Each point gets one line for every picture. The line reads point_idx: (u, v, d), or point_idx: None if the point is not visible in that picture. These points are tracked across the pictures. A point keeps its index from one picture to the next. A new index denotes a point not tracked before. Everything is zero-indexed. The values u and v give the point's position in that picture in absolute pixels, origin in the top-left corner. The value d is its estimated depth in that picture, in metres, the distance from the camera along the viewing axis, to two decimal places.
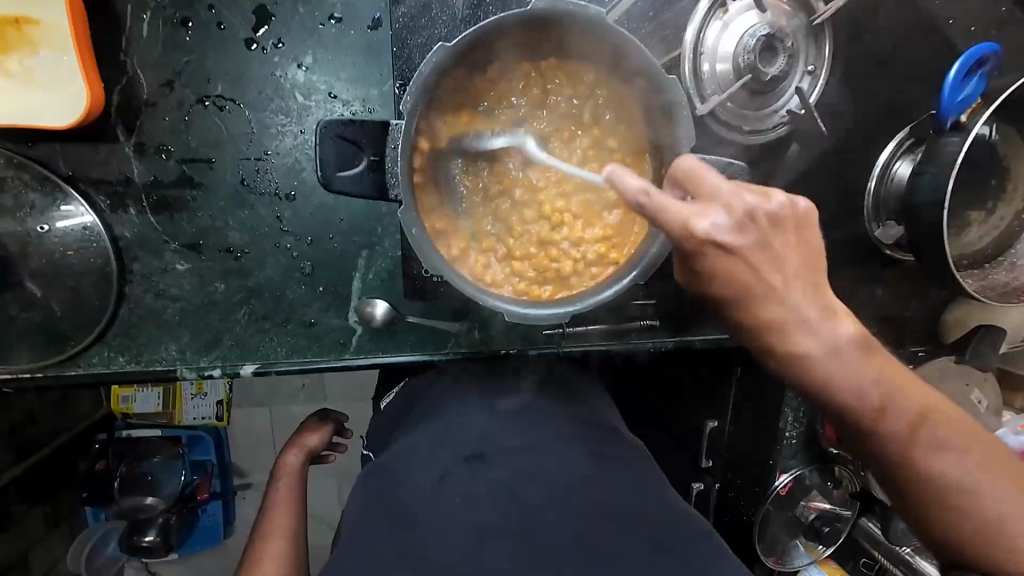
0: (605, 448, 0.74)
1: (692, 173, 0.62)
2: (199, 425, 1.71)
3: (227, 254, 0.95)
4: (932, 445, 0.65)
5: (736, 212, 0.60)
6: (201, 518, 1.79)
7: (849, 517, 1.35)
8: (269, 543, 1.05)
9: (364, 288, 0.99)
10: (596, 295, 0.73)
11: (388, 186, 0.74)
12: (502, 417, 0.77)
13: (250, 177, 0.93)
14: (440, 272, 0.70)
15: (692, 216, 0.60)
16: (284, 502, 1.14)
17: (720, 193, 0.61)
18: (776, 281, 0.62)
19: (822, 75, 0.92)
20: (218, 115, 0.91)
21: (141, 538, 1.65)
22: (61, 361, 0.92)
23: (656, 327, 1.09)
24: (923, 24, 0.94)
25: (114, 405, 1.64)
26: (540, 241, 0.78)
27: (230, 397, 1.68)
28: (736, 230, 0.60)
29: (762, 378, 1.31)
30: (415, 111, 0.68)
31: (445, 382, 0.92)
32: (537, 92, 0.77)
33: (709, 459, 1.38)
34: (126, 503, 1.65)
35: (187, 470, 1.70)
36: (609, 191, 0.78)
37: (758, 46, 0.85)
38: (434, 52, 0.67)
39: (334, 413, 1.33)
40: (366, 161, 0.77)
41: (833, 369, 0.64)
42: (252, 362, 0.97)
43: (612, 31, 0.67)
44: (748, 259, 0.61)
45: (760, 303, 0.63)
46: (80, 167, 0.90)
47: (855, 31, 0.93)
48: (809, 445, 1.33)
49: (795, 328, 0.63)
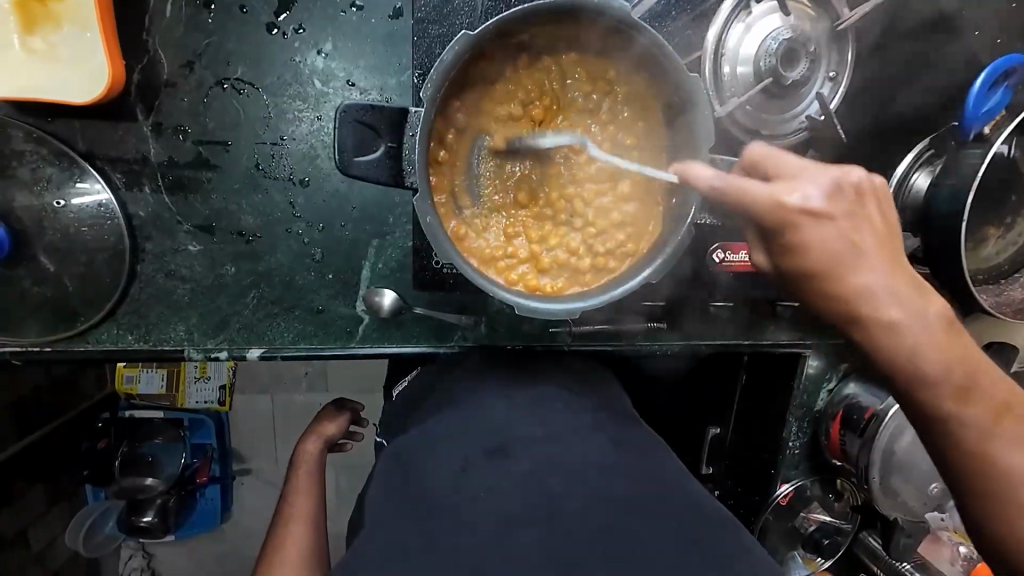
0: (625, 442, 0.76)
1: (760, 160, 0.66)
2: (202, 409, 1.72)
3: (238, 237, 0.95)
4: (1007, 430, 0.66)
5: (825, 186, 0.63)
6: (200, 501, 1.81)
7: (848, 530, 1.34)
8: (291, 530, 1.09)
9: (373, 277, 0.99)
10: (614, 289, 0.74)
11: (404, 175, 0.74)
12: (521, 408, 0.81)
13: (265, 162, 0.93)
14: (451, 261, 0.69)
15: (781, 192, 0.62)
16: (305, 490, 1.18)
17: (801, 171, 0.65)
18: (872, 251, 0.63)
19: (843, 82, 0.90)
20: (236, 98, 0.91)
21: (139, 518, 1.68)
22: (70, 336, 0.93)
23: (663, 328, 1.09)
24: (948, 33, 0.93)
25: (118, 385, 1.64)
26: (540, 231, 0.78)
27: (232, 383, 1.69)
28: (824, 202, 0.62)
29: (767, 387, 1.31)
30: (435, 99, 0.67)
31: (451, 375, 0.92)
32: (555, 86, 0.76)
33: (710, 466, 1.42)
34: (126, 483, 1.65)
35: (187, 453, 1.72)
36: (623, 184, 0.78)
37: (780, 49, 0.84)
38: (457, 40, 0.66)
39: (351, 401, 1.33)
40: (383, 147, 0.77)
41: (919, 340, 0.64)
42: (258, 346, 0.97)
43: (636, 25, 0.67)
44: (840, 227, 0.62)
45: (853, 272, 0.63)
46: (99, 144, 0.90)
47: (878, 38, 0.93)
48: (812, 454, 1.32)
49: (885, 301, 0.63)
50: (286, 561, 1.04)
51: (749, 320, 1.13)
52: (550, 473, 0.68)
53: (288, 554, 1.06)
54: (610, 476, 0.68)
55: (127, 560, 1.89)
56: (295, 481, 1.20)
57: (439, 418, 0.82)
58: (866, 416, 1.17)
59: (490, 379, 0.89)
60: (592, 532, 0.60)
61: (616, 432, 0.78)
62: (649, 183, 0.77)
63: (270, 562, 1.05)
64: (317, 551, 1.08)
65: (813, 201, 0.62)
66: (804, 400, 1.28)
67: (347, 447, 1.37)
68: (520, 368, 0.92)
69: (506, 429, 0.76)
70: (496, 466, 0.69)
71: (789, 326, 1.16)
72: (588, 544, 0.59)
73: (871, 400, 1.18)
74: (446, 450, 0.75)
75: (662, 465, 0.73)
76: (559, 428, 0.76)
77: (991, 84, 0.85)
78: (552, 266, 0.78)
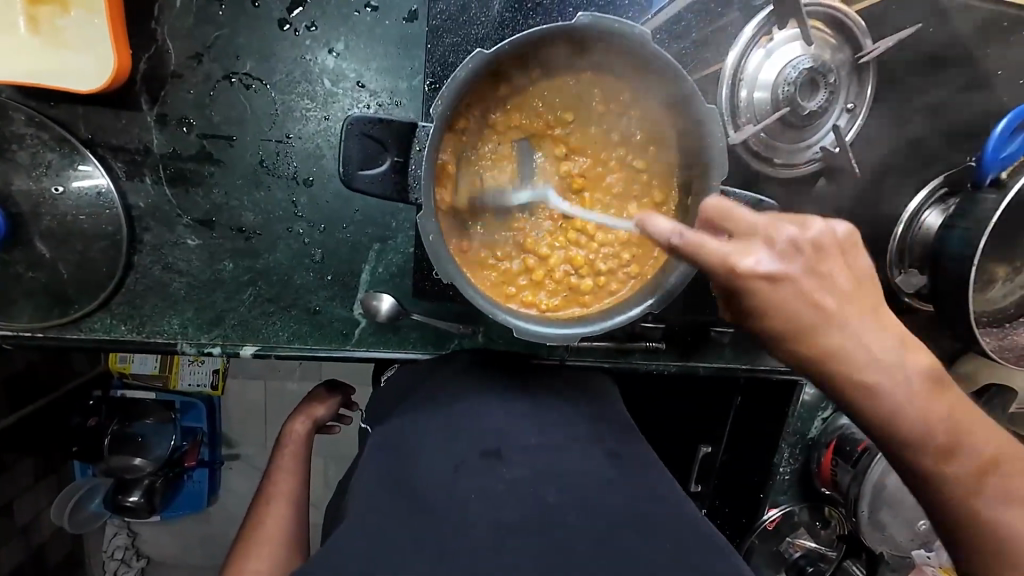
0: (617, 457, 0.76)
1: (722, 210, 0.62)
2: (194, 392, 1.73)
3: (238, 233, 0.94)
4: (1016, 497, 0.59)
5: (779, 245, 0.58)
6: (188, 483, 1.81)
7: (834, 557, 1.34)
8: (270, 505, 1.09)
9: (372, 280, 0.98)
10: (622, 314, 0.72)
11: (410, 188, 0.72)
12: (513, 419, 0.80)
13: (270, 159, 0.92)
14: (452, 280, 0.67)
15: (735, 254, 0.58)
16: (288, 467, 1.18)
17: (757, 226, 0.59)
18: (837, 308, 0.58)
19: (861, 114, 0.89)
20: (243, 93, 0.89)
21: (126, 498, 1.67)
22: (63, 324, 0.92)
23: (661, 349, 1.08)
24: (969, 70, 0.92)
25: (111, 364, 1.66)
26: (538, 243, 0.76)
27: (225, 367, 1.71)
28: (783, 266, 0.58)
29: (755, 409, 1.32)
30: (446, 114, 0.65)
31: (437, 379, 0.90)
32: (568, 106, 0.74)
33: (699, 484, 1.40)
34: (115, 462, 1.65)
35: (178, 436, 1.72)
36: (631, 205, 0.76)
37: (799, 78, 0.83)
38: (472, 57, 0.65)
39: (342, 385, 1.35)
40: (390, 161, 0.75)
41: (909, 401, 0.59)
42: (252, 344, 0.97)
43: (655, 53, 0.66)
44: (803, 290, 0.58)
45: (822, 334, 0.58)
46: (101, 132, 0.88)
47: (901, 68, 0.91)
48: (801, 482, 1.33)
49: (861, 365, 0.58)
50: (268, 537, 1.03)
51: (749, 342, 1.12)
52: (544, 484, 0.68)
53: (268, 529, 1.05)
54: (604, 493, 0.67)
55: (111, 539, 1.88)
56: (279, 461, 1.20)
57: (433, 421, 0.81)
58: (859, 448, 1.17)
59: (486, 386, 0.88)
60: (589, 544, 0.61)
61: (611, 449, 0.77)
62: (658, 209, 0.76)
63: (251, 536, 1.04)
64: (296, 529, 1.07)
65: (765, 264, 0.57)
66: (797, 427, 1.29)
67: (332, 428, 1.39)
68: (515, 378, 0.91)
69: (500, 438, 0.75)
70: (491, 475, 0.69)
71: None
72: (582, 563, 0.59)
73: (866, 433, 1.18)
74: (438, 452, 0.74)
75: (654, 486, 0.72)
76: (552, 442, 0.76)
77: (1012, 129, 0.84)
78: (543, 281, 0.76)
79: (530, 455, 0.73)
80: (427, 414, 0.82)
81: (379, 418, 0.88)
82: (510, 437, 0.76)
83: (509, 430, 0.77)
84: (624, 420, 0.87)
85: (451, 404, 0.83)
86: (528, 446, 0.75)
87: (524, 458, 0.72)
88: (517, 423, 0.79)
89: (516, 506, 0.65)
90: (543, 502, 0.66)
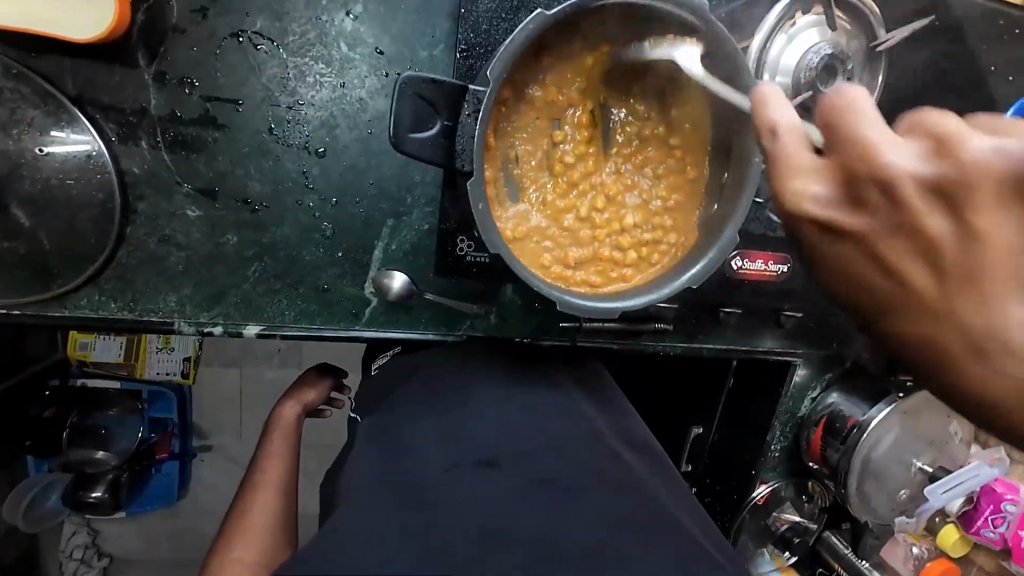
0: (617, 454, 0.76)
1: (835, 113, 0.54)
2: (163, 381, 1.65)
3: (243, 205, 0.88)
4: None
5: (849, 185, 0.53)
6: (155, 476, 1.73)
7: (814, 529, 1.41)
8: (259, 494, 1.10)
9: (385, 258, 0.95)
10: (657, 290, 0.73)
11: (461, 154, 0.60)
12: (527, 410, 0.79)
13: (280, 126, 0.86)
14: (498, 252, 0.64)
15: (795, 181, 0.56)
16: (277, 456, 1.15)
17: (856, 153, 0.52)
18: (938, 270, 0.51)
19: (871, 102, 0.92)
20: (253, 53, 0.83)
21: (87, 494, 1.58)
22: (45, 300, 0.85)
23: (667, 330, 1.10)
24: (969, 64, 0.95)
25: (70, 350, 1.55)
26: (557, 200, 0.75)
27: (198, 355, 1.64)
28: (842, 206, 0.54)
29: (748, 389, 1.39)
30: (499, 79, 0.62)
31: (451, 369, 0.88)
32: (606, 79, 0.73)
33: (691, 463, 1.49)
34: (75, 456, 1.57)
35: (145, 428, 1.65)
36: (661, 182, 0.77)
37: (820, 64, 0.85)
38: (533, 19, 0.62)
39: (331, 368, 1.28)
40: (440, 125, 0.61)
41: (969, 359, 0.53)
42: (256, 323, 0.92)
43: (709, 24, 0.65)
44: (862, 240, 0.54)
45: (897, 310, 0.55)
46: (91, 89, 0.81)
47: (911, 60, 0.93)
48: (789, 459, 1.39)
49: (931, 330, 0.54)
50: (256, 525, 1.06)
51: (748, 324, 1.16)
52: (540, 491, 0.66)
53: (255, 518, 1.07)
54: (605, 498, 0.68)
55: (69, 537, 1.75)
56: (269, 445, 1.17)
57: (419, 420, 0.77)
58: (849, 425, 1.23)
59: (497, 376, 0.87)
60: (583, 550, 0.62)
61: (607, 440, 0.78)
62: (693, 185, 0.76)
63: (240, 523, 1.06)
64: (284, 515, 1.10)
65: (831, 203, 0.55)
66: (789, 406, 1.33)
67: (324, 412, 1.34)
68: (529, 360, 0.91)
69: (518, 427, 0.75)
70: (484, 478, 0.66)
71: (783, 333, 1.20)
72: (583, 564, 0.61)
73: (853, 410, 1.24)
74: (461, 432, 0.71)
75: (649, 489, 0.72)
76: (572, 430, 0.77)
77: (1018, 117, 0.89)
78: (570, 243, 0.76)
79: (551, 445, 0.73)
80: (430, 407, 0.80)
81: (388, 402, 0.84)
82: (526, 424, 0.76)
83: (525, 416, 0.78)
84: (620, 415, 0.88)
85: (462, 393, 0.82)
86: (550, 434, 0.75)
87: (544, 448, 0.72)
88: (535, 411, 0.79)
89: (525, 505, 0.65)
90: (548, 496, 0.66)
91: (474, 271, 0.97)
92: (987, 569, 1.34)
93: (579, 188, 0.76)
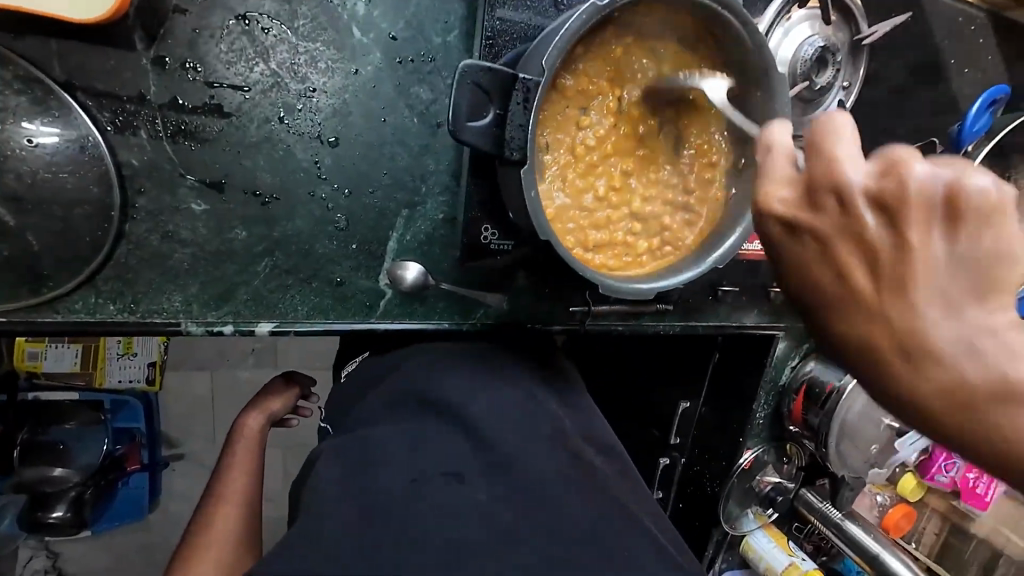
0: (578, 455, 0.77)
1: (817, 125, 0.50)
2: (126, 390, 1.66)
3: (253, 197, 0.85)
4: None
5: (816, 190, 0.49)
6: (122, 490, 1.70)
7: (793, 488, 1.54)
8: (222, 507, 1.07)
9: (400, 249, 0.94)
10: (681, 273, 0.79)
11: (510, 142, 0.61)
12: (515, 412, 0.80)
13: (290, 114, 0.83)
14: (547, 236, 0.66)
15: (767, 187, 0.53)
16: (240, 466, 1.14)
17: (829, 159, 0.49)
18: (878, 279, 0.47)
19: (854, 92, 1.00)
20: (260, 36, 0.79)
21: (48, 514, 1.54)
22: (35, 305, 0.79)
23: (667, 310, 1.16)
24: (932, 58, 1.05)
25: (17, 362, 1.54)
26: (579, 181, 0.77)
27: (163, 360, 1.66)
28: (805, 211, 0.50)
29: (730, 362, 1.48)
30: (551, 67, 0.62)
31: (454, 364, 0.87)
32: (631, 67, 0.76)
33: (678, 436, 1.57)
34: (30, 475, 1.54)
35: (109, 439, 1.64)
36: (686, 167, 0.81)
37: (814, 55, 0.91)
38: (583, 9, 0.64)
39: (299, 375, 1.31)
40: (495, 115, 0.62)
41: (896, 361, 0.48)
42: (268, 320, 0.89)
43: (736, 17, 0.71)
44: (824, 247, 0.49)
45: (843, 317, 0.50)
46: (83, 73, 0.75)
47: (885, 53, 1.02)
48: (772, 423, 1.49)
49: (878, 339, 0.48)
50: (217, 537, 1.03)
51: (739, 301, 1.24)
52: (507, 506, 0.67)
53: (217, 532, 1.04)
54: (569, 496, 0.70)
55: (27, 563, 1.70)
56: (231, 457, 1.16)
57: (393, 421, 0.78)
58: (827, 390, 1.35)
59: (494, 369, 0.88)
60: (550, 559, 0.62)
61: (574, 444, 0.79)
62: (712, 172, 0.81)
63: (198, 538, 1.03)
64: (250, 528, 1.08)
65: (791, 205, 0.51)
66: (772, 375, 1.44)
67: (290, 422, 1.35)
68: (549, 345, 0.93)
69: (513, 431, 0.76)
70: (453, 490, 0.67)
71: (767, 310, 1.29)
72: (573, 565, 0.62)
73: (830, 376, 1.35)
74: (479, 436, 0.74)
75: (611, 489, 0.74)
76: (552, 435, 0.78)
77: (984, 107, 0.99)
78: (595, 225, 0.78)
79: (543, 439, 0.77)
80: (436, 410, 0.79)
81: (407, 395, 0.83)
82: (518, 424, 0.78)
83: (521, 413, 0.80)
84: (582, 414, 0.89)
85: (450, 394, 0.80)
86: (541, 428, 0.79)
87: (540, 446, 0.75)
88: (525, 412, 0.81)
89: (511, 505, 0.67)
90: (526, 493, 0.69)
91: (500, 259, 0.97)
92: (940, 510, 1.51)
93: (607, 172, 0.78)
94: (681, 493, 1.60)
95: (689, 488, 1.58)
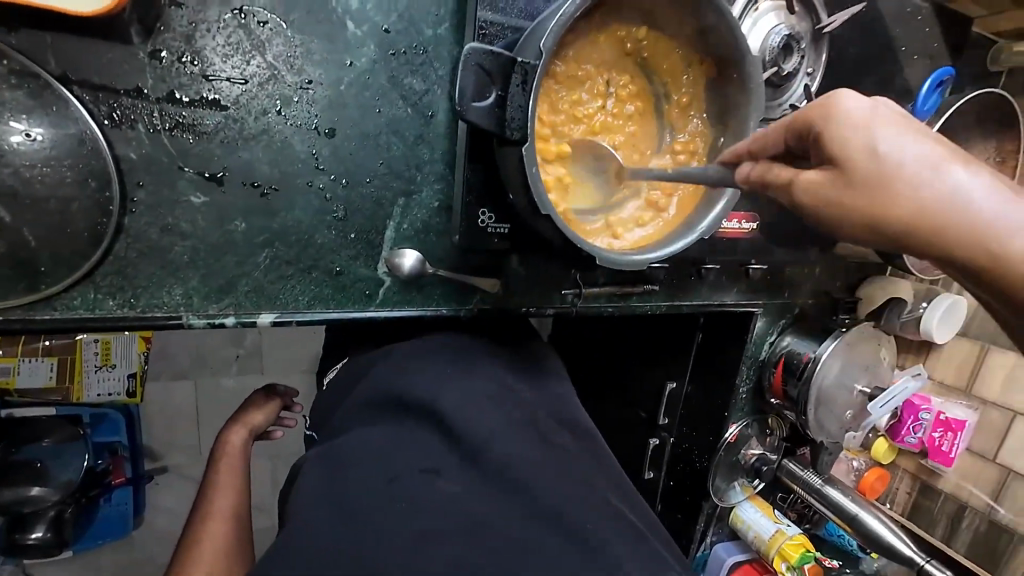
0: (551, 442, 0.80)
1: None
2: (106, 403, 1.61)
3: (252, 189, 0.86)
4: None
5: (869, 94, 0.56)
6: (103, 507, 1.66)
7: (774, 459, 1.61)
8: (203, 529, 1.04)
9: (397, 237, 0.96)
10: (644, 250, 0.81)
11: (510, 120, 0.67)
12: (495, 405, 0.83)
13: (287, 105, 0.85)
14: (547, 210, 0.72)
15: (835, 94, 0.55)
16: (226, 486, 1.12)
17: None
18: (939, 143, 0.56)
19: (816, 78, 1.09)
20: (256, 30, 0.81)
21: (26, 536, 1.47)
22: (31, 302, 0.78)
23: (655, 290, 1.21)
24: (884, 46, 1.14)
25: None
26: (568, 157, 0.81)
27: (143, 370, 1.61)
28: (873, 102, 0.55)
29: (712, 339, 1.54)
30: (547, 52, 0.67)
31: (440, 363, 0.90)
32: (615, 54, 0.83)
33: (666, 417, 1.62)
34: (7, 496, 1.48)
35: (91, 455, 1.58)
36: (670, 145, 0.88)
37: (780, 43, 1.00)
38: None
39: (280, 389, 1.33)
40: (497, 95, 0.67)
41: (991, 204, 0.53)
42: (269, 311, 0.90)
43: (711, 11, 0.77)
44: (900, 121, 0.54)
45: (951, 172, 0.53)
46: (81, 67, 0.75)
47: (843, 41, 1.10)
48: (755, 398, 1.55)
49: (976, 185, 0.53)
50: (202, 558, 0.99)
51: (718, 279, 1.32)
52: (487, 493, 0.71)
53: (202, 552, 1.00)
54: (556, 483, 0.74)
55: None
56: (215, 473, 1.15)
57: (378, 420, 0.81)
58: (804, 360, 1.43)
59: (473, 365, 0.91)
60: (544, 531, 0.67)
61: (549, 436, 0.82)
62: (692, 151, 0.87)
63: (185, 555, 1.00)
64: (240, 539, 1.05)
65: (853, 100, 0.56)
66: (753, 351, 1.50)
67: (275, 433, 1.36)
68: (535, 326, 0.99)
69: (499, 417, 0.81)
70: (429, 485, 0.70)
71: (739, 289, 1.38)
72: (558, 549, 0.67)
73: (805, 348, 1.44)
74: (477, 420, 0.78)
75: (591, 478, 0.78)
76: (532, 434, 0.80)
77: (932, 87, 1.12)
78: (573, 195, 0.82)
79: (522, 425, 0.81)
80: (435, 395, 0.82)
81: (403, 382, 0.86)
82: (497, 412, 0.81)
83: (495, 401, 0.84)
84: (563, 402, 0.93)
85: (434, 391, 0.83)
86: (522, 416, 0.83)
87: (524, 434, 0.80)
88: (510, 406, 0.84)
89: (493, 490, 0.72)
90: (512, 475, 0.73)
91: (497, 241, 0.99)
92: (910, 470, 1.61)
93: (597, 149, 0.82)
94: (671, 472, 1.63)
95: (678, 466, 1.61)
